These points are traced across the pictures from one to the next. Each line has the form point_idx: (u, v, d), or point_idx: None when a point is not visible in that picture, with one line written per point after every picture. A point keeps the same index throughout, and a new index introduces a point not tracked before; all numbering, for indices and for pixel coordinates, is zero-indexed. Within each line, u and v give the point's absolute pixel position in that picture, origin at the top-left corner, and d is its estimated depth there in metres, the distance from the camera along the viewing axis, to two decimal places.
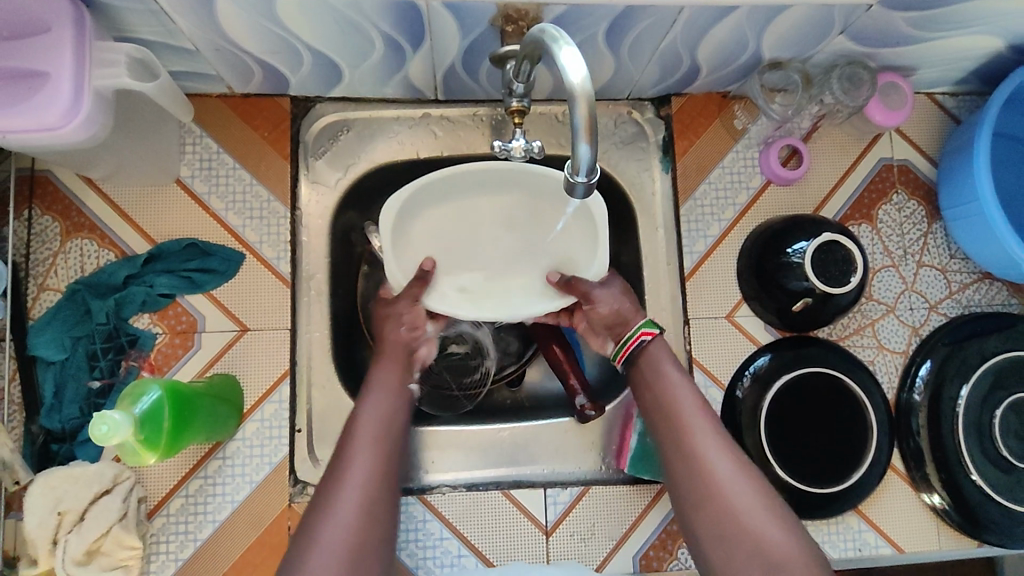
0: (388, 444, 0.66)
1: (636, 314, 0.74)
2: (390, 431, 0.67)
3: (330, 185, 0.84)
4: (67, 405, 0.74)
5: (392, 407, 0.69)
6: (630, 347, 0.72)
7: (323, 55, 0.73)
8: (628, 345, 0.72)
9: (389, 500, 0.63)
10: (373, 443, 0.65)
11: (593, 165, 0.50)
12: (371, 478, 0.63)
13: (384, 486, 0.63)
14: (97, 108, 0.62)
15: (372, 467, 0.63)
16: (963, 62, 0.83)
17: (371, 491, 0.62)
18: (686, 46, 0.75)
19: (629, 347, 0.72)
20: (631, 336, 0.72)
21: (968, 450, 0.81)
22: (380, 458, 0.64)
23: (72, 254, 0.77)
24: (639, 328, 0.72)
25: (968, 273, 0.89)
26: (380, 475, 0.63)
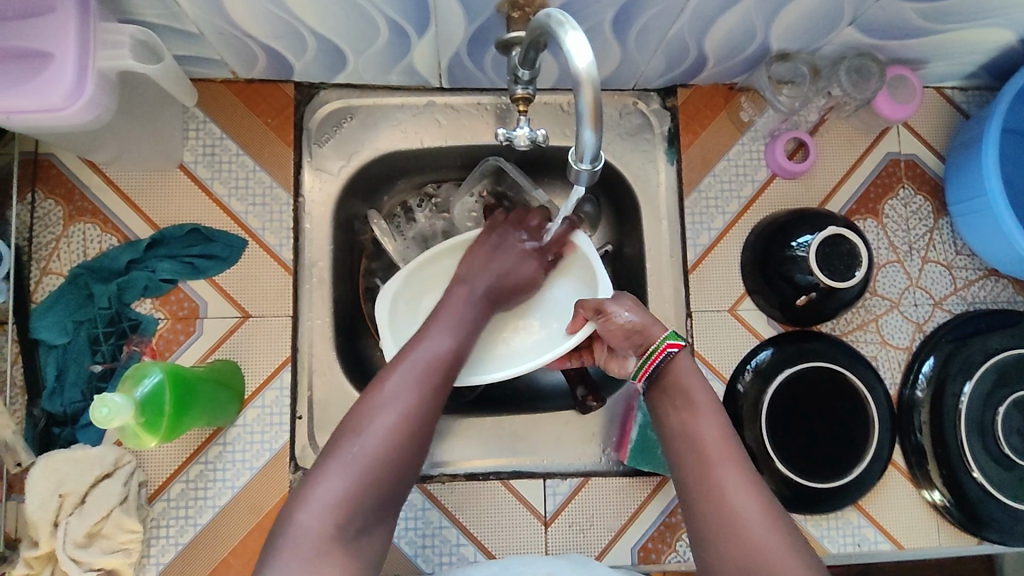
0: (446, 375, 0.66)
1: (658, 325, 0.68)
2: (451, 364, 0.67)
3: (333, 172, 0.84)
4: (69, 388, 0.74)
5: (457, 341, 0.69)
6: (654, 361, 0.66)
7: (328, 40, 0.72)
8: (652, 360, 0.66)
9: (433, 425, 0.63)
10: (432, 365, 0.65)
11: (597, 152, 0.50)
12: (423, 396, 0.63)
13: (433, 409, 0.63)
14: (101, 90, 0.62)
15: (428, 387, 0.63)
16: (973, 55, 0.82)
17: (422, 407, 0.62)
18: (694, 36, 0.74)
19: (651, 363, 0.66)
20: (655, 349, 0.66)
21: (970, 446, 0.81)
22: (436, 381, 0.64)
23: (75, 238, 0.77)
24: (664, 342, 0.66)
25: (975, 270, 0.88)
26: (433, 399, 0.63)
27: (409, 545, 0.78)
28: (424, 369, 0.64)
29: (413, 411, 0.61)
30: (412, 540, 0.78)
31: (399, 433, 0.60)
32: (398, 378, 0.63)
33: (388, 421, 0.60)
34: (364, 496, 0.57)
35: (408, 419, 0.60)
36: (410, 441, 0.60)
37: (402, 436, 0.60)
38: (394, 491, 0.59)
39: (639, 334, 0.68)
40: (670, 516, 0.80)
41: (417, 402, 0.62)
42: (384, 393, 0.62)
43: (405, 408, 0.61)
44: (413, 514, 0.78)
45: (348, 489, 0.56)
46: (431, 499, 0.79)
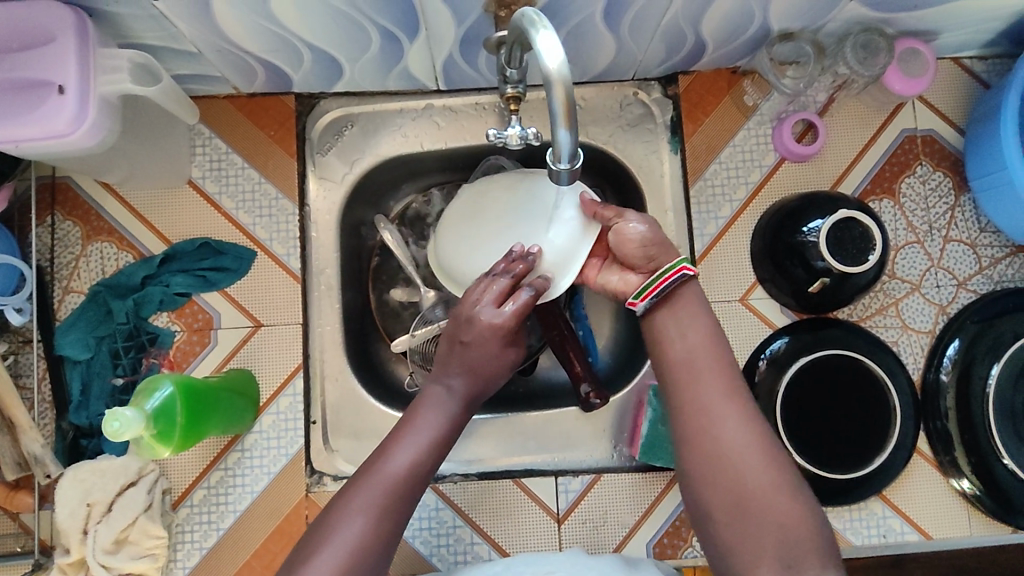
0: (408, 498, 0.59)
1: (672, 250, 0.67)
2: (412, 484, 0.60)
3: (337, 180, 0.85)
4: (93, 402, 0.77)
5: (431, 455, 0.62)
6: (664, 282, 0.63)
7: (322, 51, 0.73)
8: (663, 280, 0.63)
9: (388, 553, 0.58)
10: (397, 488, 0.59)
11: (575, 150, 0.49)
12: (380, 530, 0.57)
13: (388, 543, 0.58)
14: (102, 115, 0.64)
15: (389, 515, 0.58)
16: (989, 23, 0.78)
17: (376, 540, 0.57)
18: (689, 22, 0.73)
19: (666, 279, 0.63)
20: (669, 270, 0.63)
21: (1001, 434, 0.78)
22: (396, 508, 0.58)
23: (94, 257, 0.80)
24: (677, 265, 0.63)
25: (1000, 247, 0.84)
26: (383, 533, 0.57)
27: (424, 545, 0.79)
28: (384, 489, 0.59)
29: (362, 542, 0.56)
30: (427, 539, 0.79)
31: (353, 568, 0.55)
32: (353, 503, 0.58)
33: (341, 545, 0.55)
34: None
35: (360, 552, 0.56)
36: (365, 566, 0.56)
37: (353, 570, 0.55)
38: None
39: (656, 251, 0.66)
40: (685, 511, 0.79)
41: (376, 530, 0.57)
42: (340, 522, 0.57)
43: (359, 542, 0.56)
44: (427, 514, 0.79)
45: None
46: (444, 498, 0.80)
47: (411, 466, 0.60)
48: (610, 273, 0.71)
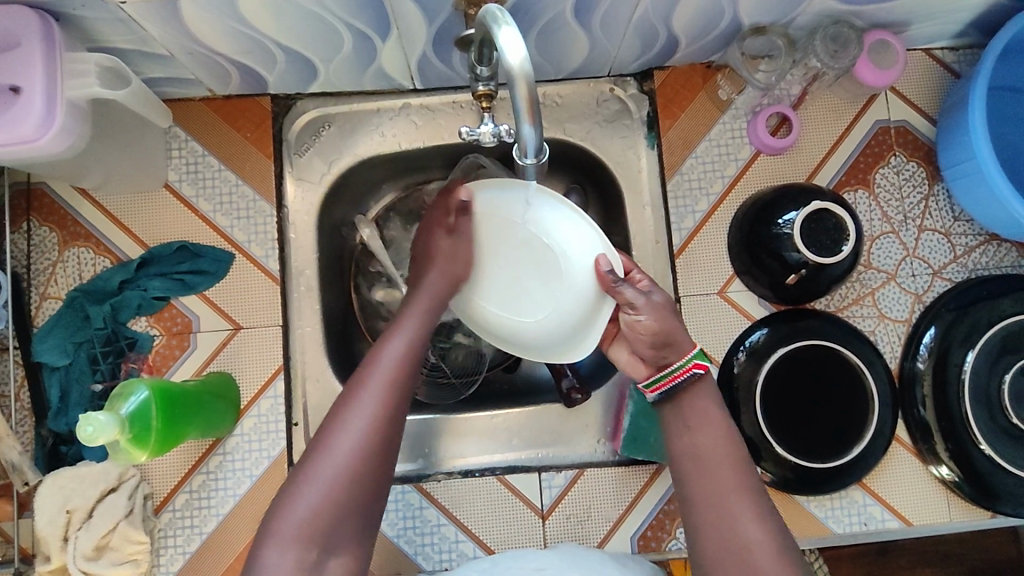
0: (408, 385, 0.61)
1: (688, 337, 0.64)
2: (411, 370, 0.62)
3: (315, 181, 0.85)
4: (73, 408, 0.76)
5: (420, 345, 0.64)
6: (676, 379, 0.63)
7: (295, 52, 0.73)
8: (675, 377, 0.63)
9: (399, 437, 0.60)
10: (397, 372, 0.61)
11: (541, 144, 0.49)
12: (386, 413, 0.59)
13: (394, 429, 0.59)
14: (71, 120, 0.64)
15: (392, 396, 0.59)
16: (957, 14, 0.79)
17: (384, 427, 0.58)
18: (660, 18, 0.73)
19: (674, 377, 0.63)
20: (681, 367, 0.63)
21: (976, 418, 0.79)
22: (398, 395, 0.60)
23: (71, 263, 0.80)
24: (690, 361, 0.63)
25: (974, 235, 0.85)
26: (391, 418, 0.59)
27: (408, 544, 0.79)
28: (387, 377, 0.60)
29: (373, 428, 0.58)
30: (411, 539, 0.79)
31: (366, 451, 0.57)
32: (357, 395, 0.59)
33: (350, 433, 0.57)
34: (339, 513, 0.55)
35: (372, 435, 0.57)
36: (377, 454, 0.57)
37: (364, 456, 0.57)
38: (375, 507, 0.58)
39: (667, 341, 0.64)
40: (669, 503, 0.80)
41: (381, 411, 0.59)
42: (347, 408, 0.58)
43: (367, 424, 0.58)
44: (412, 514, 0.79)
45: (317, 513, 0.55)
46: (428, 498, 0.80)
47: (406, 351, 0.62)
48: (619, 349, 0.72)
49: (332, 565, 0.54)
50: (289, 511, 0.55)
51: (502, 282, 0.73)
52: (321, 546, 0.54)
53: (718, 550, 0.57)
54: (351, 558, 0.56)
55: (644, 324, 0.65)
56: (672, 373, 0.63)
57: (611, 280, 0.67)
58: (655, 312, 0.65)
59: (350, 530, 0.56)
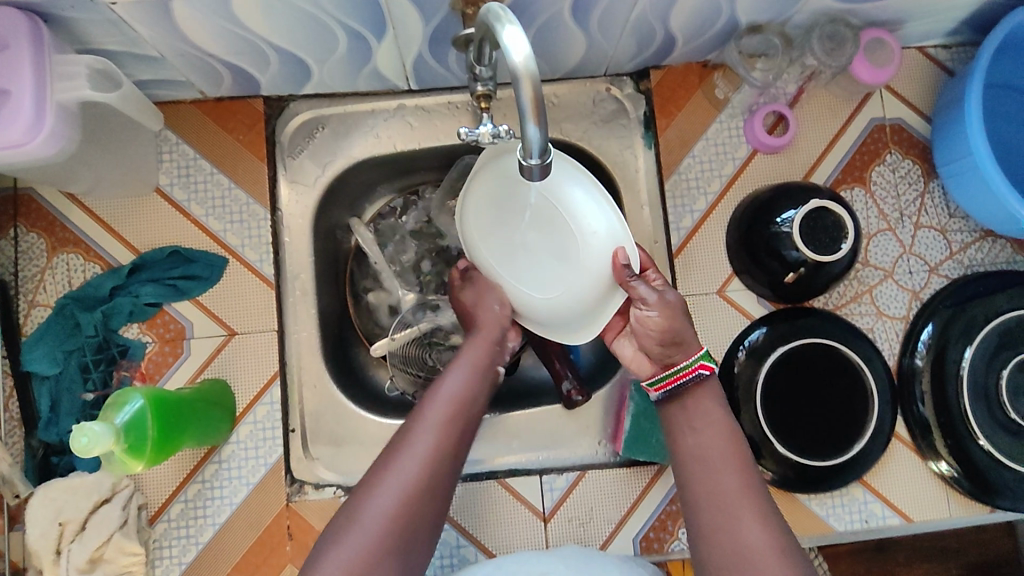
0: (463, 426, 0.63)
1: (696, 338, 0.65)
2: (465, 413, 0.63)
3: (309, 184, 0.84)
4: (63, 418, 0.74)
5: (476, 388, 0.65)
6: (682, 377, 0.64)
7: (288, 52, 0.72)
8: (681, 375, 0.64)
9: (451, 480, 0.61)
10: (455, 413, 0.63)
11: (546, 145, 0.49)
12: (439, 455, 0.60)
13: (447, 472, 0.60)
14: (61, 123, 0.62)
15: (449, 437, 0.61)
16: (952, 12, 0.79)
17: (438, 469, 0.59)
18: (658, 17, 0.73)
19: (679, 376, 0.64)
20: (687, 366, 0.64)
21: (975, 415, 0.79)
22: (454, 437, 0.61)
23: (60, 269, 0.78)
24: (697, 361, 0.64)
25: (970, 232, 0.86)
26: (445, 459, 0.60)
27: None
28: (444, 417, 0.62)
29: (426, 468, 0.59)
30: None
31: (419, 490, 0.58)
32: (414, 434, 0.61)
33: (404, 473, 0.58)
34: (388, 552, 0.56)
35: (424, 476, 0.59)
36: (427, 495, 0.58)
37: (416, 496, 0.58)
38: (423, 548, 0.58)
39: (675, 340, 0.65)
40: (670, 504, 0.79)
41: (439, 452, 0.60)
42: (402, 448, 0.60)
43: (425, 464, 0.59)
44: None
45: (367, 551, 0.55)
46: None
47: (462, 391, 0.64)
48: (625, 342, 0.73)
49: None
50: (339, 546, 0.56)
51: (519, 249, 0.69)
52: None
53: (725, 551, 0.57)
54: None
55: (654, 321, 0.66)
56: (679, 372, 0.64)
57: (627, 275, 0.66)
58: (666, 310, 0.66)
59: (398, 561, 0.56)
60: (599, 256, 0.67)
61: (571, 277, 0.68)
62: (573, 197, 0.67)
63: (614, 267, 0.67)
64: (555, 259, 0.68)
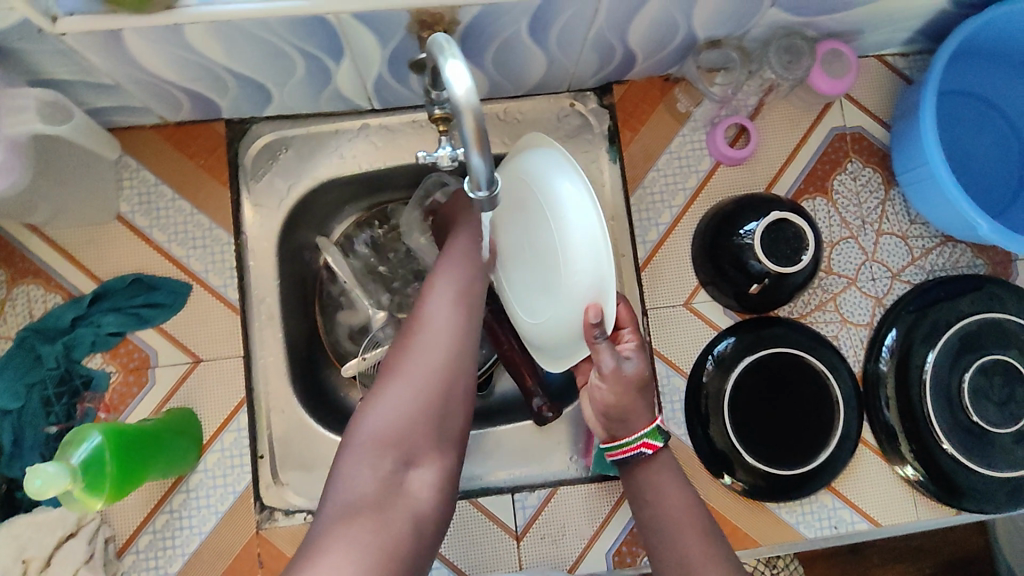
0: (469, 303, 0.65)
1: (644, 413, 0.67)
2: (469, 290, 0.66)
3: (273, 207, 0.83)
4: (27, 452, 0.73)
5: (475, 269, 0.68)
6: (627, 452, 0.68)
7: (247, 77, 0.72)
8: (626, 450, 0.68)
9: (469, 352, 0.63)
10: (460, 293, 0.66)
11: (493, 176, 0.49)
12: (451, 330, 0.63)
13: (461, 345, 0.63)
14: (13, 156, 0.62)
15: (457, 318, 0.64)
16: (906, 22, 0.80)
17: (451, 346, 0.63)
18: (617, 34, 0.73)
19: (625, 450, 0.68)
20: (631, 444, 0.67)
21: (938, 419, 0.80)
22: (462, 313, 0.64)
23: (20, 300, 0.77)
24: (641, 440, 0.67)
25: (931, 238, 0.87)
26: (457, 337, 0.63)
27: None
28: (456, 299, 0.65)
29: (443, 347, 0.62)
30: None
31: (438, 367, 0.61)
32: (421, 318, 0.64)
33: (423, 354, 0.62)
34: (416, 426, 0.59)
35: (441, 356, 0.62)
36: (450, 371, 0.62)
37: (439, 373, 0.61)
38: (458, 415, 0.62)
39: (622, 415, 0.68)
40: None
41: (451, 330, 0.63)
42: (415, 332, 0.63)
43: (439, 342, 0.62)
44: None
45: (394, 424, 0.59)
46: None
47: (461, 275, 0.67)
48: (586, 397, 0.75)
49: (416, 473, 0.58)
50: (366, 426, 0.59)
51: (524, 263, 0.71)
52: (399, 456, 0.58)
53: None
54: (434, 466, 0.60)
55: (604, 392, 0.68)
56: (625, 445, 0.68)
57: (592, 338, 0.64)
58: (616, 384, 0.66)
59: (431, 430, 0.60)
60: (575, 300, 0.64)
61: (549, 312, 0.68)
62: (567, 236, 0.63)
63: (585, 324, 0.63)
64: (544, 285, 0.68)
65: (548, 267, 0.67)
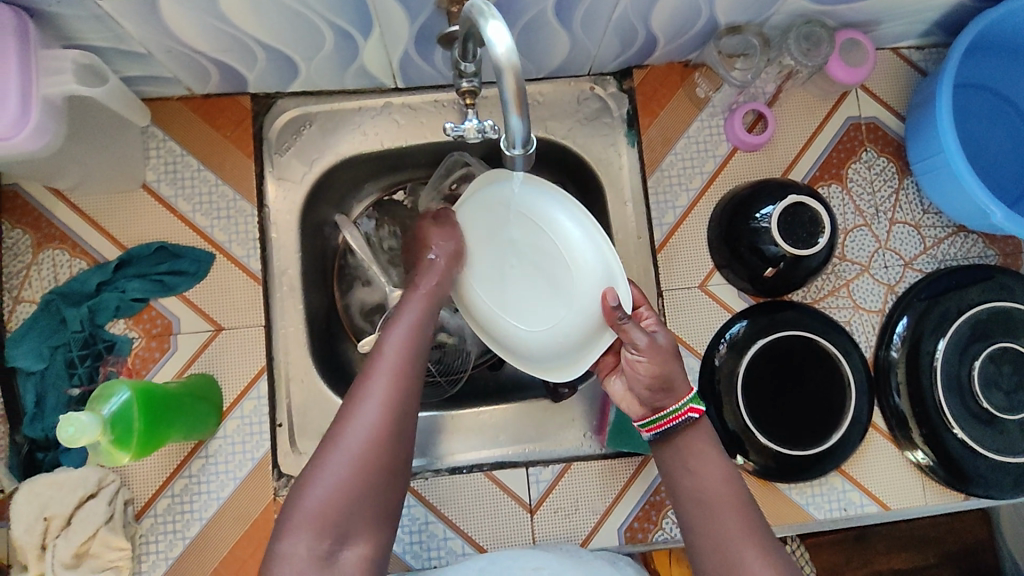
0: (414, 374, 0.63)
1: (685, 380, 0.65)
2: (414, 360, 0.64)
3: (296, 180, 0.84)
4: (49, 414, 0.75)
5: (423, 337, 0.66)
6: (670, 423, 0.65)
7: (276, 50, 0.73)
8: (669, 420, 0.65)
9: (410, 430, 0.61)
10: (403, 362, 0.63)
11: (529, 136, 0.50)
12: (397, 399, 0.60)
13: (401, 421, 0.60)
14: (48, 117, 0.63)
15: (397, 393, 0.61)
16: (923, 14, 0.82)
17: (392, 419, 0.60)
18: (640, 17, 0.75)
19: (666, 422, 0.65)
20: (676, 410, 0.64)
21: (949, 408, 0.81)
22: (407, 384, 0.62)
23: (45, 265, 0.78)
24: (685, 405, 0.64)
25: (943, 227, 0.88)
26: (399, 412, 0.60)
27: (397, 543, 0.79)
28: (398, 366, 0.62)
29: (383, 422, 0.59)
30: (400, 538, 0.79)
31: (376, 442, 0.58)
32: (369, 384, 0.61)
33: (363, 426, 0.59)
34: (347, 507, 0.56)
35: (381, 430, 0.59)
36: (388, 449, 0.59)
37: (375, 447, 0.58)
38: (394, 494, 0.59)
39: (665, 384, 0.65)
40: (654, 495, 0.81)
41: (389, 405, 0.60)
42: (356, 400, 0.60)
43: (378, 417, 0.59)
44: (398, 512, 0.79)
45: (327, 504, 0.56)
46: (416, 495, 0.80)
47: (407, 342, 0.64)
48: (616, 380, 0.72)
49: (347, 552, 0.56)
50: (300, 502, 0.56)
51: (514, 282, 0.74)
52: (333, 536, 0.56)
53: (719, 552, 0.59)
54: (366, 543, 0.57)
55: (643, 365, 0.66)
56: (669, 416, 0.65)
57: (616, 314, 0.67)
58: (655, 355, 0.65)
59: (366, 514, 0.57)
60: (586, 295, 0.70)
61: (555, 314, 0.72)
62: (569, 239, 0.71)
63: (605, 310, 0.68)
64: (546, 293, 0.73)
65: (546, 272, 0.73)
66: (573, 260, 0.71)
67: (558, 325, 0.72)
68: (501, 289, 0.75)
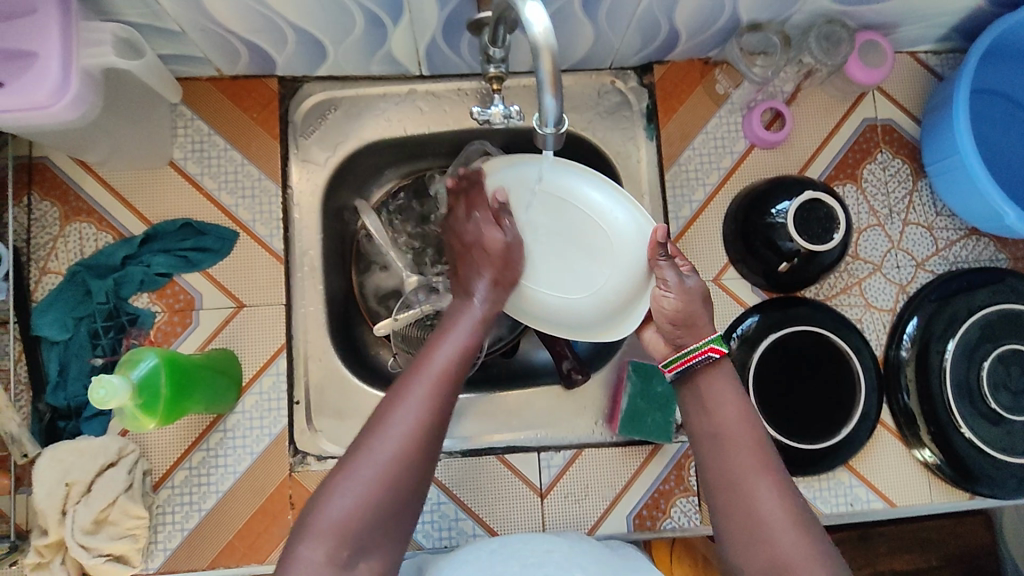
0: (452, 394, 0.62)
1: (710, 324, 0.67)
2: (455, 380, 0.62)
3: (319, 163, 0.86)
4: (71, 383, 0.76)
5: (467, 355, 0.64)
6: (693, 360, 0.65)
7: (306, 33, 0.74)
8: (691, 357, 0.65)
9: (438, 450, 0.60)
10: (444, 377, 0.62)
11: (561, 116, 0.52)
12: (433, 417, 0.60)
13: (433, 441, 0.59)
14: (86, 88, 0.64)
15: (433, 412, 0.60)
16: (941, 18, 0.83)
17: (425, 439, 0.59)
18: (664, 12, 0.76)
19: (690, 358, 0.65)
20: (697, 349, 0.65)
21: (958, 406, 0.82)
22: (444, 404, 0.61)
23: (72, 238, 0.80)
24: (707, 344, 0.64)
25: (955, 230, 0.89)
26: (434, 432, 0.59)
27: None
28: (437, 382, 0.61)
29: (416, 439, 0.58)
30: None
31: (406, 458, 0.58)
32: (408, 395, 0.60)
33: (395, 440, 0.58)
34: (366, 524, 0.56)
35: (411, 446, 0.58)
36: (415, 467, 0.58)
37: (405, 465, 0.58)
38: (412, 512, 0.59)
39: (687, 322, 0.67)
40: (663, 484, 0.82)
41: (424, 423, 0.59)
42: (392, 412, 0.59)
43: (410, 432, 0.58)
44: None
45: (347, 517, 0.56)
46: None
47: (452, 359, 0.63)
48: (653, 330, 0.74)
49: (363, 559, 0.56)
50: (323, 513, 0.56)
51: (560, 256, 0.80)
52: (351, 548, 0.56)
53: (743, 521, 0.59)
54: (380, 558, 0.57)
55: (669, 302, 0.68)
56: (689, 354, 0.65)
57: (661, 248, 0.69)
58: (682, 295, 0.68)
59: (383, 532, 0.57)
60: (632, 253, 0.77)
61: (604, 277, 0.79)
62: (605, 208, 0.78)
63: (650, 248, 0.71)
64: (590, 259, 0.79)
65: (587, 242, 0.79)
66: (612, 227, 0.78)
67: (607, 288, 0.78)
68: (541, 268, 0.79)
